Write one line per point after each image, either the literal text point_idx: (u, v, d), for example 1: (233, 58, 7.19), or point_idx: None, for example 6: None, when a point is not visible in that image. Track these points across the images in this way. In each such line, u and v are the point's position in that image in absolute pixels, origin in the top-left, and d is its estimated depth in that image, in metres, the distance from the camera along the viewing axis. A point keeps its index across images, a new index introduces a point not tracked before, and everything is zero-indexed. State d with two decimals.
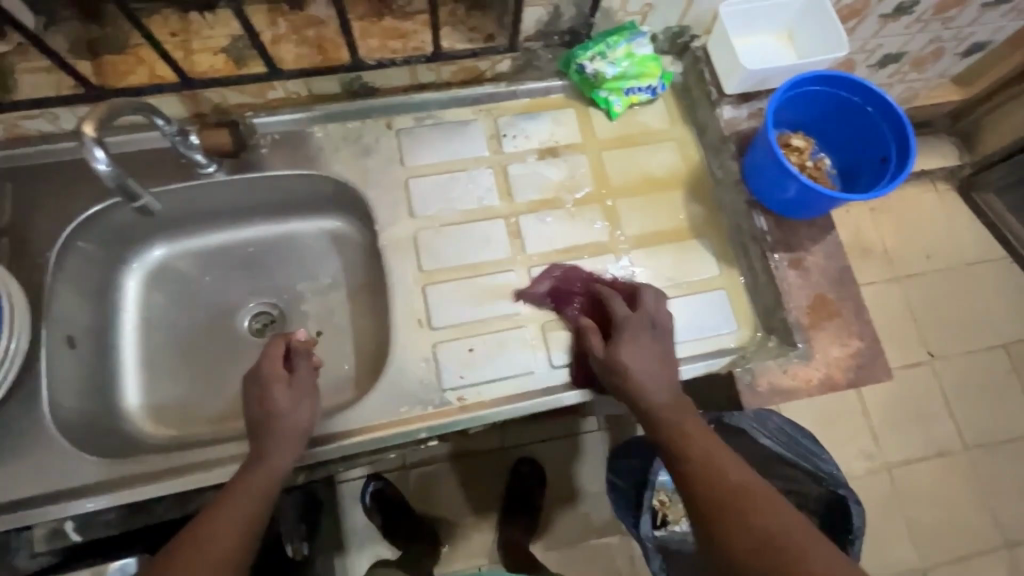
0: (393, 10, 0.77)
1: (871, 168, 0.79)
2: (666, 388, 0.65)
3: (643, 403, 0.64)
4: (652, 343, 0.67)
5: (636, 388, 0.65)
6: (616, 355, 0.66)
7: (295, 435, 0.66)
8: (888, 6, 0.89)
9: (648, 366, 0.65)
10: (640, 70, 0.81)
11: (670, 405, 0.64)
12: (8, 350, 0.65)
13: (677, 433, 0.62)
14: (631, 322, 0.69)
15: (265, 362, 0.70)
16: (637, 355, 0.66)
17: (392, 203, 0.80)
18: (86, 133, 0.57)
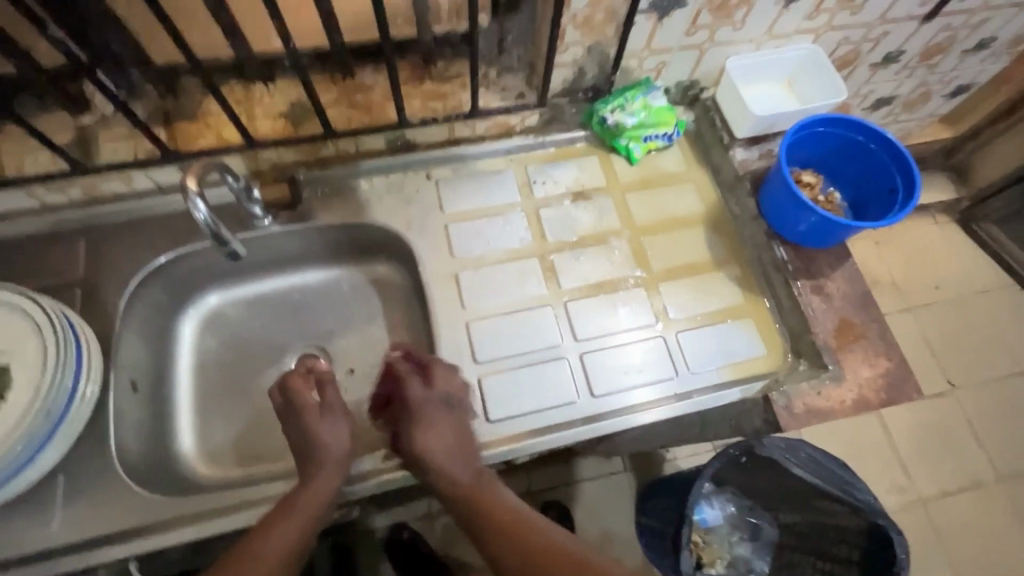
0: (433, 75, 0.86)
1: (879, 199, 0.85)
2: (468, 464, 0.70)
3: (442, 482, 0.69)
4: (450, 420, 0.72)
5: (436, 471, 0.69)
6: (418, 444, 0.70)
7: (342, 456, 0.72)
8: (878, 55, 0.98)
9: (447, 445, 0.70)
10: (657, 119, 0.89)
11: (473, 484, 0.69)
12: (83, 394, 0.68)
13: (479, 509, 0.67)
14: (427, 403, 0.72)
15: (296, 394, 0.74)
16: (436, 438, 0.70)
17: (433, 246, 0.85)
18: (189, 187, 0.64)
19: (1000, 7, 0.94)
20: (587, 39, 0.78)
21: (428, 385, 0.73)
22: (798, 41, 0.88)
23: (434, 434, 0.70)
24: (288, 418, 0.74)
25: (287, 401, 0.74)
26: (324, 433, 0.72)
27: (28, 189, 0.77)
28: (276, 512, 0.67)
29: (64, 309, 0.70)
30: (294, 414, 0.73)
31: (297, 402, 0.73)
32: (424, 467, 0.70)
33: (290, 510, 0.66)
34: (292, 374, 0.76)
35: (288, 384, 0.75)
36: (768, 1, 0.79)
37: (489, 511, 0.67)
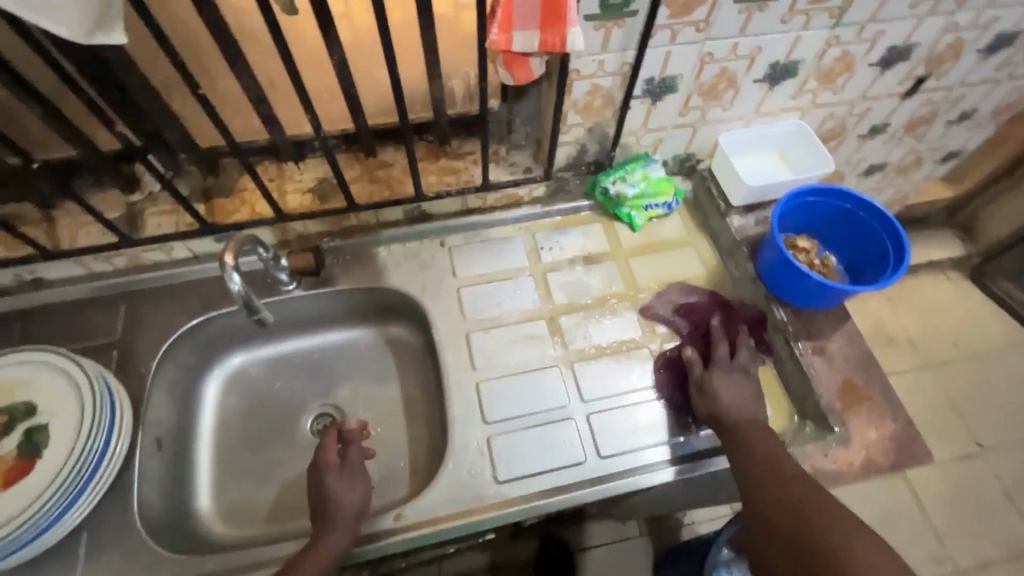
0: (448, 153, 0.95)
1: (873, 263, 0.88)
2: (748, 411, 0.74)
3: (723, 411, 0.74)
4: (746, 380, 0.77)
5: (723, 406, 0.74)
6: (714, 378, 0.76)
7: (351, 513, 0.72)
8: (865, 127, 1.04)
9: (738, 394, 0.75)
10: (656, 190, 0.96)
11: (742, 425, 0.72)
12: (114, 452, 0.72)
13: (749, 447, 0.70)
14: (733, 358, 0.79)
15: (321, 452, 0.78)
16: (732, 386, 0.76)
17: (447, 309, 0.90)
18: (227, 260, 0.70)
19: (976, 83, 1.01)
20: (588, 121, 0.85)
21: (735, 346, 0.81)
22: (784, 117, 0.95)
23: (730, 380, 0.76)
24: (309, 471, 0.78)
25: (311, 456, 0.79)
26: (339, 488, 0.74)
27: (78, 259, 0.84)
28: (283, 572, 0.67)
29: (103, 371, 0.75)
30: (317, 472, 0.77)
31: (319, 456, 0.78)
32: (712, 397, 0.75)
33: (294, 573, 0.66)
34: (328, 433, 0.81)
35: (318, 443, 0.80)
36: (753, 85, 0.86)
37: (753, 432, 0.71)
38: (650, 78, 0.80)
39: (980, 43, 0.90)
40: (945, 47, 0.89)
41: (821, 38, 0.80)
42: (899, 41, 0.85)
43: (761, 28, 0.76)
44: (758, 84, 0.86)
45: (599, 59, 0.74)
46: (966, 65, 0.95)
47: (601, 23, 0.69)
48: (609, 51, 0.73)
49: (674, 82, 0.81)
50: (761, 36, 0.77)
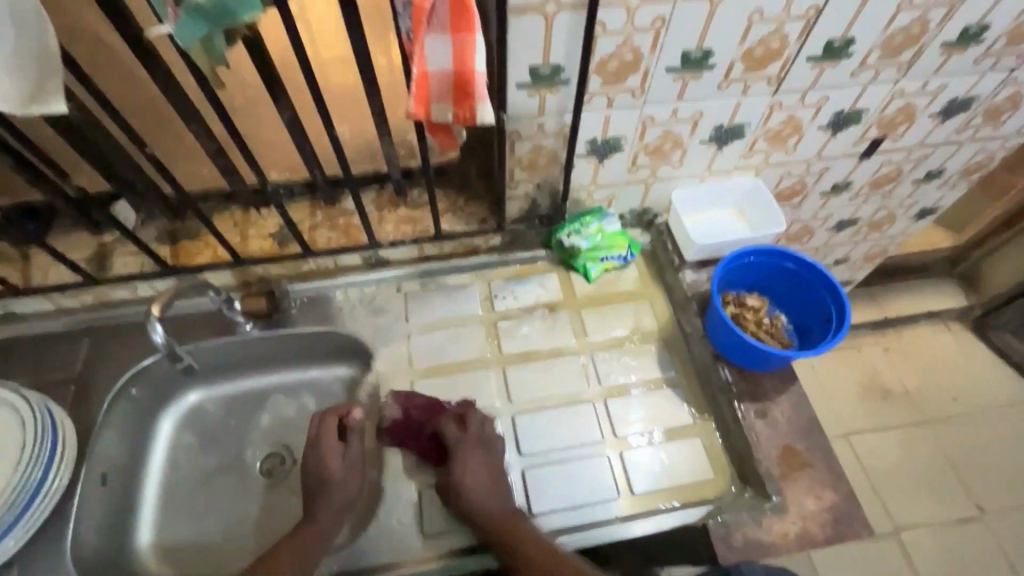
0: (407, 202, 0.98)
1: (819, 326, 0.88)
2: (499, 503, 0.76)
3: (480, 520, 0.74)
4: (482, 461, 0.79)
5: (475, 513, 0.74)
6: (453, 476, 0.77)
7: (341, 503, 0.77)
8: (826, 184, 1.05)
9: (481, 482, 0.77)
10: (610, 243, 0.96)
11: (502, 515, 0.74)
12: (51, 486, 0.74)
13: (517, 542, 0.72)
14: (464, 442, 0.80)
15: (324, 435, 0.83)
16: (471, 476, 0.77)
17: (395, 355, 0.92)
18: (153, 312, 0.74)
19: (937, 145, 1.00)
20: (535, 177, 0.88)
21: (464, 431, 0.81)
22: (740, 174, 0.96)
23: (469, 469, 0.77)
24: (310, 449, 0.82)
25: (314, 434, 0.84)
26: (338, 468, 0.80)
27: (47, 295, 0.89)
28: (274, 552, 0.73)
29: (49, 404, 0.79)
30: (318, 452, 0.82)
31: (320, 437, 0.83)
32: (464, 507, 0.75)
33: (282, 554, 0.72)
34: (328, 417, 0.85)
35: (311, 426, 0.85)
36: (700, 145, 0.88)
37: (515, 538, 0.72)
38: (592, 139, 0.82)
39: (934, 108, 0.91)
40: (896, 111, 0.89)
41: (764, 103, 0.82)
42: (845, 106, 0.86)
43: (698, 94, 0.78)
44: (704, 145, 0.88)
45: (537, 122, 0.77)
46: (922, 129, 0.95)
47: (534, 90, 0.72)
48: (546, 115, 0.76)
49: (618, 142, 0.84)
50: (699, 101, 0.79)
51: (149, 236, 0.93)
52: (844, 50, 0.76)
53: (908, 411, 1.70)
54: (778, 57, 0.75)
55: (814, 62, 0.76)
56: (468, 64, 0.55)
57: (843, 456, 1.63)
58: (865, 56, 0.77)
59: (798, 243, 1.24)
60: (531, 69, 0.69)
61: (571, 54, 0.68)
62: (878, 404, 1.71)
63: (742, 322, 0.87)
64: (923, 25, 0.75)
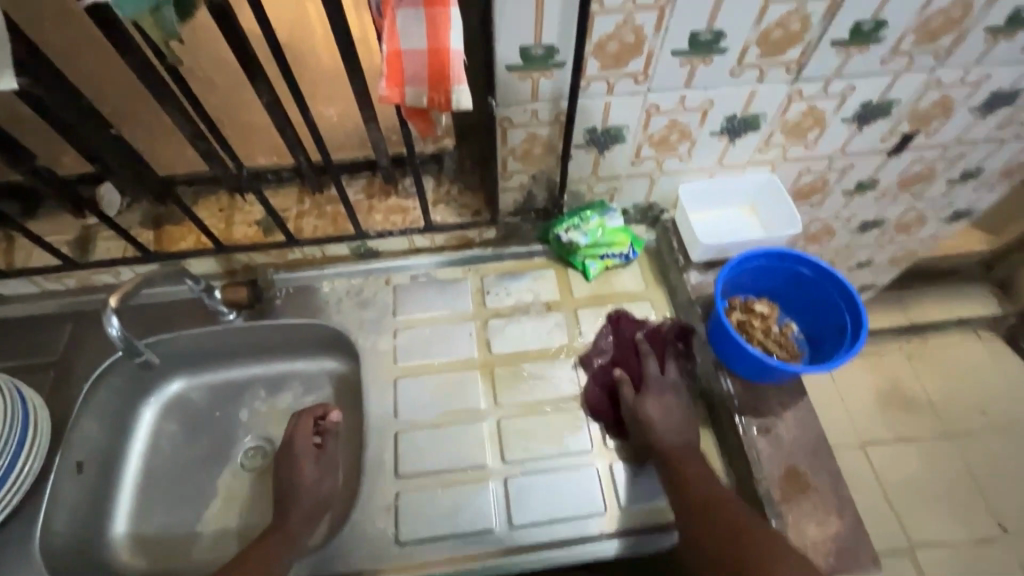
0: (397, 191, 0.93)
1: (832, 337, 0.80)
2: (680, 436, 0.74)
3: (658, 442, 0.73)
4: (676, 401, 0.77)
5: (655, 434, 0.74)
6: (647, 401, 0.76)
7: (312, 507, 0.76)
8: (850, 182, 0.97)
9: (669, 417, 0.75)
10: (611, 239, 0.90)
11: (677, 451, 0.73)
12: (23, 471, 0.73)
13: (685, 474, 0.70)
14: (660, 381, 0.79)
15: (299, 437, 0.82)
16: (661, 409, 0.76)
17: (379, 352, 0.88)
18: (109, 304, 0.70)
19: (976, 143, 0.92)
20: (530, 167, 0.82)
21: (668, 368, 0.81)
22: (754, 169, 0.89)
23: (662, 402, 0.77)
24: (283, 450, 0.81)
25: (287, 437, 0.83)
26: (311, 470, 0.79)
27: (29, 278, 0.87)
28: (249, 555, 0.70)
29: (18, 384, 0.77)
30: (291, 456, 0.80)
31: (295, 439, 0.82)
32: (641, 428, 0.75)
33: (257, 557, 0.69)
34: (303, 419, 0.84)
35: (285, 428, 0.84)
36: (711, 138, 0.81)
37: (686, 468, 0.71)
38: (592, 127, 0.76)
39: (974, 102, 0.82)
40: (931, 104, 0.81)
41: (782, 92, 0.75)
42: (874, 97, 0.78)
43: (709, 81, 0.71)
44: (715, 137, 0.81)
45: (530, 108, 0.72)
46: (960, 124, 0.86)
47: (525, 73, 0.67)
48: (540, 100, 0.71)
49: (620, 132, 0.78)
50: (710, 89, 0.73)
51: (132, 220, 0.90)
52: (874, 34, 0.68)
53: (932, 423, 1.61)
54: (799, 41, 0.68)
55: (839, 47, 0.69)
56: (443, 41, 0.50)
57: (859, 469, 1.55)
58: (898, 40, 0.70)
59: (817, 244, 1.16)
60: (522, 49, 0.64)
61: (564, 34, 0.63)
62: (900, 416, 1.62)
63: (749, 329, 0.81)
64: (965, 6, 0.67)
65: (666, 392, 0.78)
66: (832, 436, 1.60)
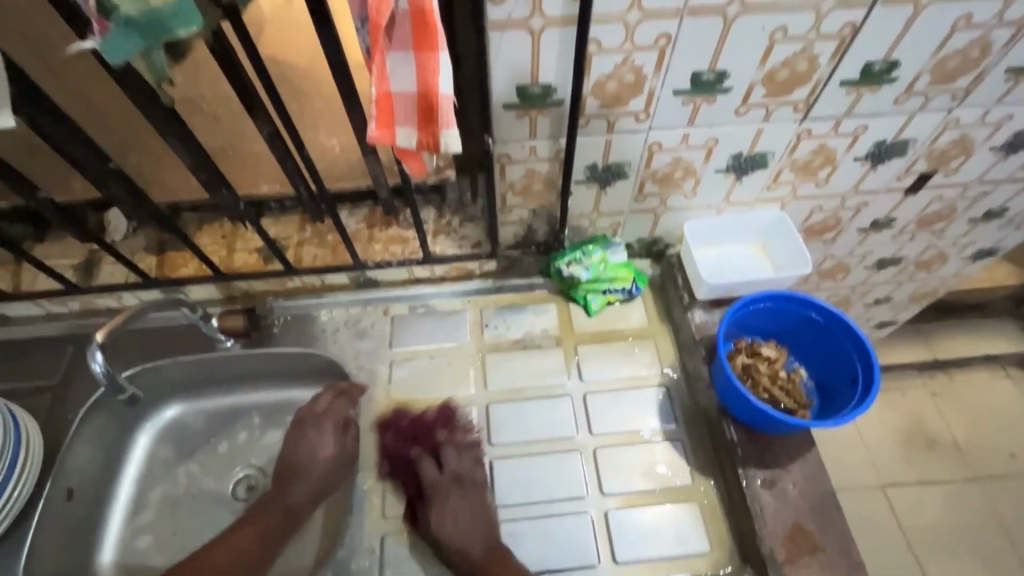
0: (399, 221, 0.92)
1: (842, 388, 0.76)
2: (482, 537, 0.72)
3: (461, 559, 0.71)
4: (460, 502, 0.74)
5: (451, 550, 0.71)
6: (427, 516, 0.74)
7: (317, 486, 0.78)
8: (865, 220, 0.93)
9: (460, 523, 0.72)
10: (614, 274, 0.88)
11: (488, 554, 0.71)
12: (12, 496, 0.74)
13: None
14: (439, 483, 0.76)
15: (326, 418, 0.81)
16: (450, 517, 0.73)
17: (374, 385, 0.86)
18: (95, 338, 0.68)
19: (999, 181, 0.88)
20: (530, 202, 0.81)
21: (442, 465, 0.78)
22: (763, 207, 0.87)
23: (445, 508, 0.74)
24: (311, 423, 0.81)
25: (319, 409, 0.82)
26: (327, 455, 0.79)
27: (35, 301, 0.89)
28: (252, 518, 0.76)
29: (11, 406, 0.78)
30: (313, 432, 0.80)
31: (326, 416, 0.81)
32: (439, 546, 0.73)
33: (257, 523, 0.75)
34: (339, 402, 0.82)
35: (319, 399, 0.83)
36: (716, 175, 0.79)
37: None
38: (593, 164, 0.75)
39: (995, 141, 0.79)
40: (950, 143, 0.78)
41: (789, 131, 0.72)
42: (887, 136, 0.75)
43: (711, 120, 0.70)
44: (721, 174, 0.79)
45: (528, 145, 0.71)
46: (982, 163, 0.83)
47: (523, 111, 0.66)
48: (538, 138, 0.70)
49: (621, 169, 0.76)
50: (714, 127, 0.71)
51: (137, 245, 0.91)
52: (885, 75, 0.66)
53: (957, 466, 1.53)
54: (806, 81, 0.65)
55: (849, 87, 0.67)
56: (431, 85, 0.50)
57: (877, 511, 1.48)
58: (912, 81, 0.67)
59: (832, 280, 1.12)
60: (520, 88, 0.63)
61: (563, 73, 0.62)
62: (922, 456, 1.54)
63: (754, 375, 0.77)
64: (983, 47, 0.64)
65: (445, 494, 0.75)
66: (849, 476, 1.53)
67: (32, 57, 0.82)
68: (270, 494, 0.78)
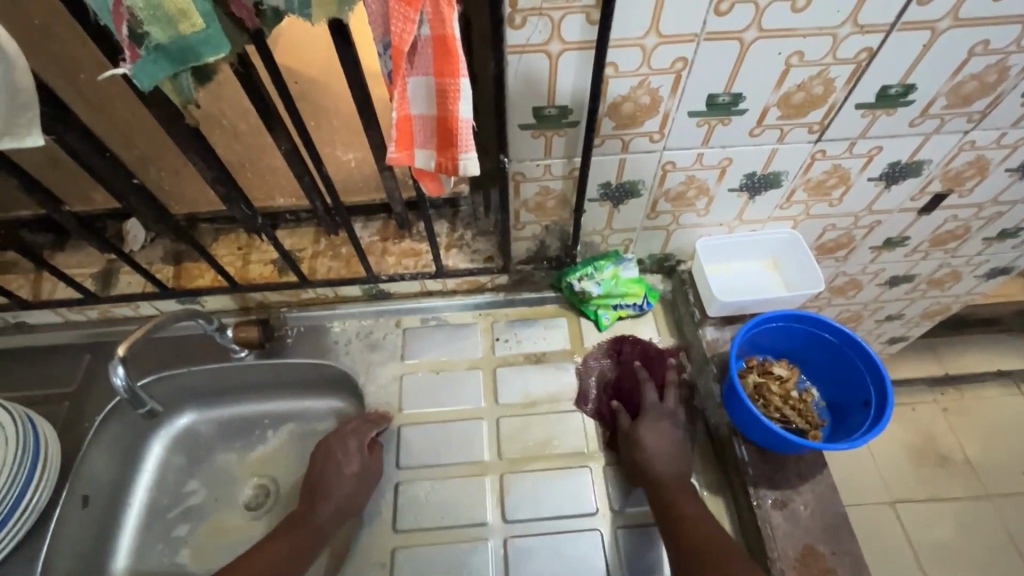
0: (412, 234, 0.93)
1: (855, 410, 0.76)
2: (672, 465, 0.73)
3: (650, 474, 0.72)
4: (672, 430, 0.76)
5: (645, 461, 0.73)
6: (640, 428, 0.75)
7: (340, 508, 0.75)
8: (877, 239, 0.93)
9: (664, 447, 0.74)
10: (625, 290, 0.88)
11: (673, 484, 0.71)
12: (30, 504, 0.75)
13: (675, 505, 0.68)
14: (660, 408, 0.77)
15: (354, 435, 0.80)
16: (658, 437, 0.74)
17: (385, 397, 0.87)
18: (116, 352, 0.70)
19: (1014, 202, 0.87)
20: (543, 219, 0.82)
21: (666, 393, 0.79)
22: (775, 225, 0.87)
23: (657, 429, 0.75)
24: (337, 439, 0.80)
25: (348, 427, 0.81)
26: (352, 472, 0.77)
27: (54, 310, 0.90)
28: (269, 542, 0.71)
29: (31, 414, 0.79)
30: (339, 450, 0.79)
31: (353, 434, 0.80)
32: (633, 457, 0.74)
33: (274, 548, 0.70)
34: (365, 423, 0.82)
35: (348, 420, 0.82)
36: (729, 194, 0.79)
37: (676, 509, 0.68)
38: (606, 182, 0.75)
39: (1011, 162, 0.79)
40: (964, 165, 0.78)
41: (804, 152, 0.73)
42: (902, 157, 0.75)
43: (726, 140, 0.70)
44: (734, 194, 0.79)
45: (543, 163, 0.71)
46: (996, 184, 0.83)
47: (539, 131, 0.67)
48: (553, 156, 0.71)
49: (635, 187, 0.76)
50: (728, 147, 0.71)
51: (154, 255, 0.93)
52: (902, 97, 0.66)
53: (968, 483, 1.51)
54: (822, 104, 0.66)
55: (864, 110, 0.67)
56: (452, 110, 0.50)
57: (889, 527, 1.46)
58: (928, 104, 0.67)
59: (843, 297, 1.11)
60: (535, 110, 0.64)
61: (578, 96, 0.63)
62: (933, 473, 1.53)
63: (767, 395, 0.77)
64: (1001, 71, 0.64)
65: (662, 419, 0.76)
66: (859, 491, 1.51)
67: (69, 84, 0.86)
68: (291, 518, 0.75)
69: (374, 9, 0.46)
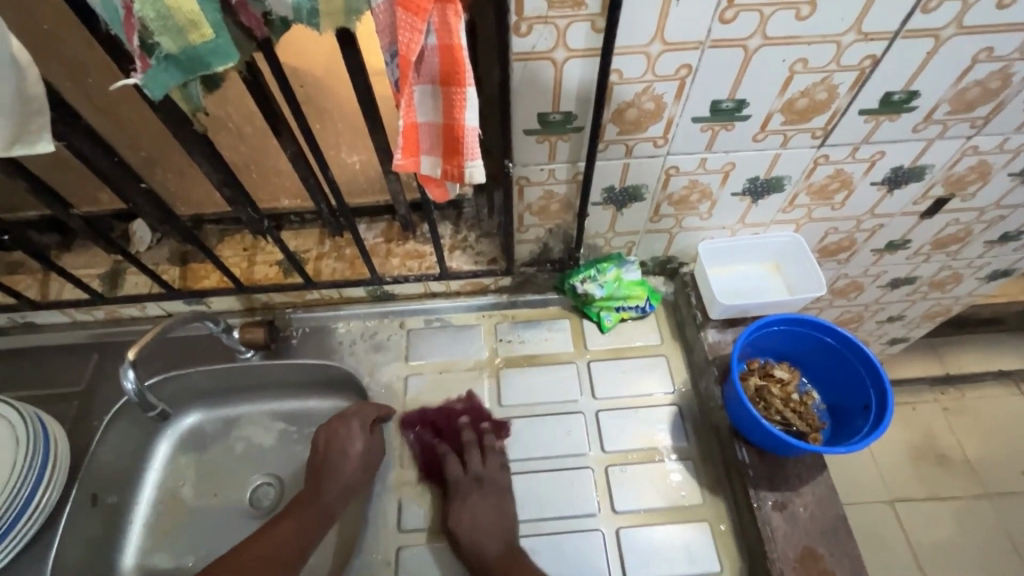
0: (416, 236, 0.94)
1: (855, 413, 0.76)
2: (499, 538, 0.74)
3: (474, 558, 0.73)
4: (483, 501, 0.77)
5: (466, 549, 0.74)
6: (450, 514, 0.76)
7: (345, 488, 0.77)
8: (880, 241, 0.93)
9: (480, 522, 0.75)
10: (628, 292, 0.89)
11: (500, 558, 0.72)
12: (40, 503, 0.76)
13: None
14: (462, 482, 0.79)
15: (355, 417, 0.82)
16: (469, 515, 0.75)
17: (390, 398, 0.88)
18: (126, 357, 0.71)
19: (1016, 206, 0.88)
20: (546, 222, 0.83)
21: (466, 464, 0.81)
22: (777, 228, 0.87)
23: (464, 506, 0.76)
24: (338, 421, 0.82)
25: (351, 409, 0.83)
26: (356, 451, 0.79)
27: (62, 310, 0.91)
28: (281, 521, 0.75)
29: (40, 415, 0.80)
30: (341, 432, 0.80)
31: (354, 416, 0.82)
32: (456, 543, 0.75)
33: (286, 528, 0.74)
34: (367, 406, 0.84)
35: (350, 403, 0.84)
36: (732, 198, 0.80)
37: None
38: (610, 187, 0.76)
39: (1013, 167, 0.79)
40: (967, 169, 0.78)
41: (807, 156, 0.73)
42: (904, 162, 0.76)
43: (728, 145, 0.70)
44: (737, 197, 0.80)
45: (547, 168, 0.72)
46: (999, 188, 0.83)
47: (543, 136, 0.67)
48: (557, 161, 0.71)
49: (637, 191, 0.77)
50: (731, 152, 0.71)
51: (160, 256, 0.94)
52: (905, 104, 0.66)
53: (967, 483, 1.52)
54: (826, 109, 0.66)
55: (867, 115, 0.67)
56: (458, 118, 0.51)
57: (886, 526, 1.47)
58: (932, 110, 0.67)
59: (844, 298, 1.12)
60: (541, 115, 0.65)
61: (583, 101, 0.63)
62: (932, 473, 1.54)
63: (767, 397, 0.78)
64: (1004, 78, 0.64)
65: (469, 495, 0.77)
66: (858, 489, 1.52)
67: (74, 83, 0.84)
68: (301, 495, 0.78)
69: (381, 19, 0.46)
